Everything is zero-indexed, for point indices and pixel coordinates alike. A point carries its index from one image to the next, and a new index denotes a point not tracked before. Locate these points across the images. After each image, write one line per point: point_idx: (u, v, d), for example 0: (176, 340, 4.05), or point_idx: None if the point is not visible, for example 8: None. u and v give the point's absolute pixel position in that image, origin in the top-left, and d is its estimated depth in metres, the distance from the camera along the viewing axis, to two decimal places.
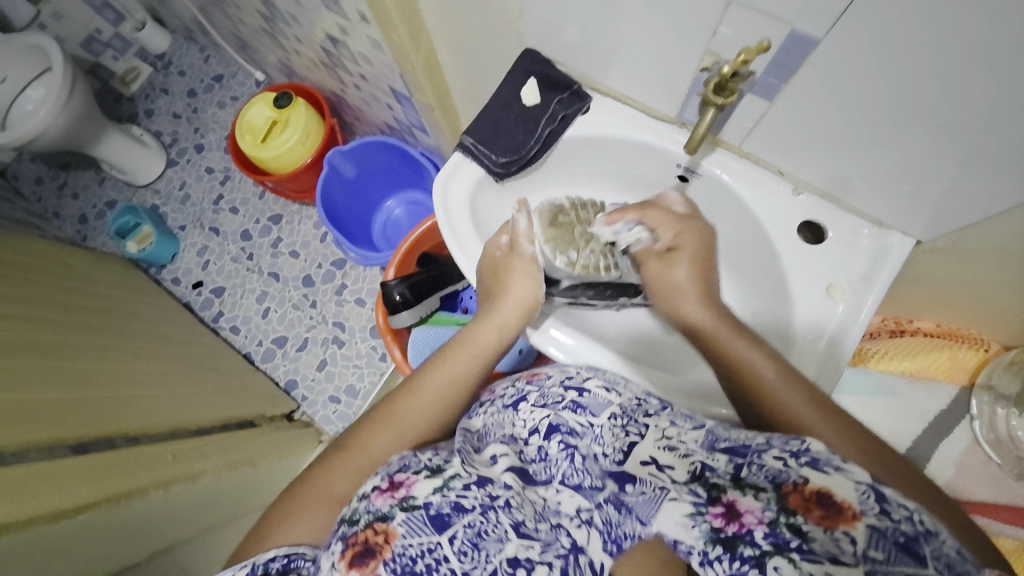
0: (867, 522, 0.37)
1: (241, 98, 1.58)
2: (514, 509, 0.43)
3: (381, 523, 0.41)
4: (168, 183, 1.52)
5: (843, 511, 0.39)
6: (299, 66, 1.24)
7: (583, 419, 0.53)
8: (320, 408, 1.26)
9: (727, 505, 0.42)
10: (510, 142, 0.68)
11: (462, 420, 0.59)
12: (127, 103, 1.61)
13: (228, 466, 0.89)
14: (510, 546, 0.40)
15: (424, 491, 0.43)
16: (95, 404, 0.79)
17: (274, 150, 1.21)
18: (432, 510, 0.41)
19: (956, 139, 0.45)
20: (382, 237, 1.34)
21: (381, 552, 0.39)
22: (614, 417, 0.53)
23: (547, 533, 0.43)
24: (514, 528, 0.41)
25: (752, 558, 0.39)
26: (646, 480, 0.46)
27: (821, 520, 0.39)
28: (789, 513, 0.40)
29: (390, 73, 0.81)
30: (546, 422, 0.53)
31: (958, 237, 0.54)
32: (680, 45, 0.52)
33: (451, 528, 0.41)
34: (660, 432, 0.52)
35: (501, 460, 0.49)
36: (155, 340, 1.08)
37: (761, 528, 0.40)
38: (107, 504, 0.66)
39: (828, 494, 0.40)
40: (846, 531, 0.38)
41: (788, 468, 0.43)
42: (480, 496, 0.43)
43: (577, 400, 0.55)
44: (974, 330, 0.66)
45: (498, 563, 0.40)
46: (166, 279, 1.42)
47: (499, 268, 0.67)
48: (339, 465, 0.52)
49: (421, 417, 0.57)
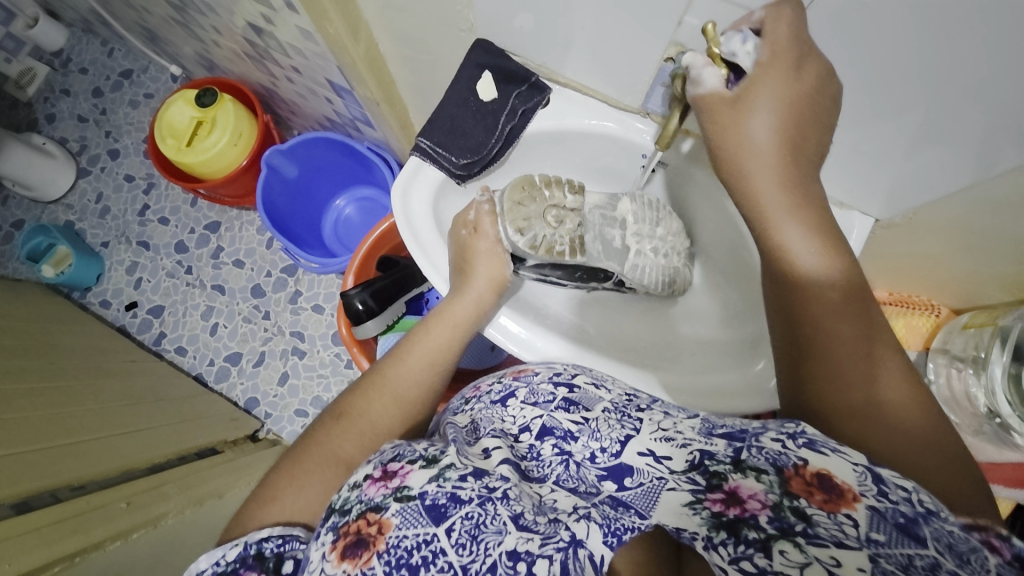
0: (867, 504, 0.32)
1: (156, 95, 1.42)
2: (513, 499, 0.38)
3: (374, 513, 0.37)
4: (82, 195, 1.36)
5: (843, 494, 0.33)
6: (220, 58, 1.12)
7: (577, 416, 0.46)
8: (287, 424, 1.20)
9: (728, 491, 0.36)
10: (470, 143, 0.65)
11: (447, 417, 0.53)
12: (23, 109, 1.41)
13: (192, 503, 0.81)
14: (509, 538, 0.35)
15: (420, 480, 0.39)
16: (31, 460, 0.70)
17: (202, 154, 1.09)
18: (428, 500, 0.37)
19: (919, 121, 0.45)
20: (335, 238, 1.26)
21: (375, 544, 0.36)
22: (608, 411, 0.47)
23: (546, 526, 0.37)
24: (513, 520, 0.36)
25: (757, 542, 0.33)
26: (644, 470, 0.40)
27: (822, 505, 0.33)
28: (791, 496, 0.34)
29: (326, 65, 0.74)
30: (539, 422, 0.47)
31: (916, 214, 0.56)
32: (643, 33, 0.50)
33: (449, 519, 0.36)
34: (655, 425, 0.44)
35: (493, 454, 0.43)
36: (91, 375, 0.98)
37: (765, 513, 0.34)
38: (61, 565, 0.58)
39: (827, 477, 0.34)
40: (849, 513, 0.32)
41: (787, 450, 0.36)
42: (478, 486, 0.38)
43: (569, 397, 0.49)
44: (925, 297, 0.73)
45: (497, 557, 0.35)
46: (94, 303, 1.28)
47: (464, 248, 0.64)
48: (338, 429, 0.50)
49: (413, 383, 0.56)
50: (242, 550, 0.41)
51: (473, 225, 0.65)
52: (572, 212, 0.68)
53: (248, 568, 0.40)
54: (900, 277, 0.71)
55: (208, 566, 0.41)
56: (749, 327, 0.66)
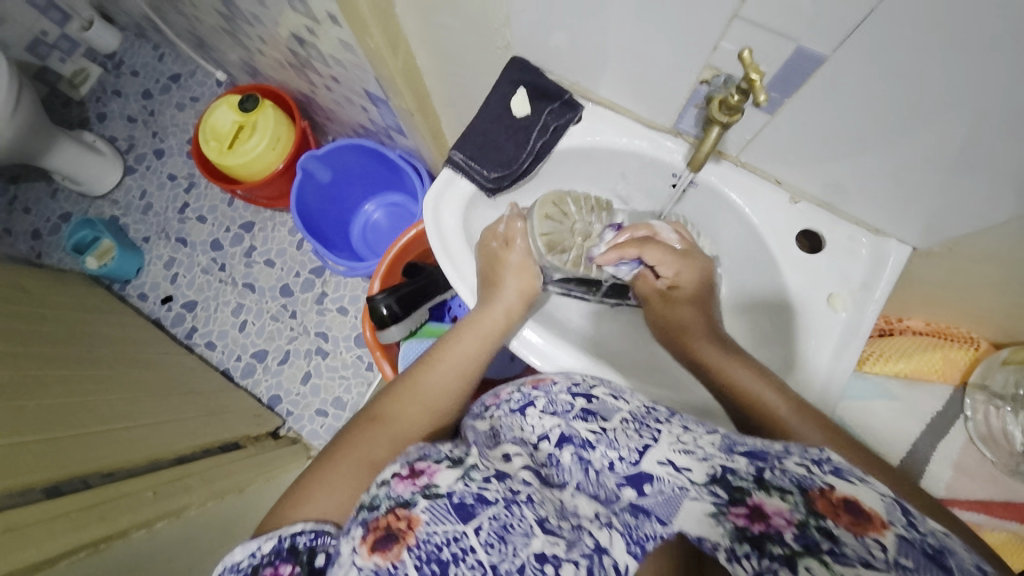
0: (896, 531, 0.33)
1: (200, 98, 1.49)
2: (537, 504, 0.39)
3: (404, 509, 0.37)
4: (128, 192, 1.43)
5: (872, 519, 0.34)
6: (264, 66, 1.17)
7: (595, 426, 0.46)
8: (307, 422, 1.22)
9: (752, 506, 0.37)
10: (501, 157, 0.66)
11: (467, 421, 0.53)
12: (78, 108, 1.50)
13: (215, 496, 0.84)
14: (536, 541, 0.36)
15: (448, 479, 0.39)
16: (64, 446, 0.74)
17: (241, 157, 1.14)
18: (456, 498, 0.37)
19: (960, 152, 0.45)
20: (363, 242, 1.30)
21: (406, 538, 0.36)
22: (626, 421, 0.47)
23: (571, 532, 0.38)
24: (539, 523, 0.37)
25: (780, 557, 0.34)
26: (664, 478, 0.40)
27: (850, 527, 0.34)
28: (817, 516, 0.35)
29: (364, 76, 0.76)
30: (557, 430, 0.47)
31: (955, 245, 0.54)
32: (677, 57, 0.50)
33: (477, 519, 0.36)
34: (674, 436, 0.44)
35: (514, 459, 0.44)
36: (127, 364, 1.03)
37: (790, 530, 0.35)
38: (87, 550, 0.61)
39: (856, 502, 0.35)
40: (877, 538, 0.33)
41: (813, 474, 0.37)
42: (503, 489, 0.39)
43: (586, 408, 0.49)
44: (963, 329, 0.70)
45: (526, 559, 0.35)
46: (132, 295, 1.34)
47: (495, 260, 0.65)
48: (369, 432, 0.52)
49: (442, 391, 0.57)
50: (277, 543, 0.43)
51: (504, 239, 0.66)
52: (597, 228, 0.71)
53: (284, 560, 0.41)
54: (934, 308, 0.69)
55: (244, 558, 0.42)
56: (773, 352, 0.64)
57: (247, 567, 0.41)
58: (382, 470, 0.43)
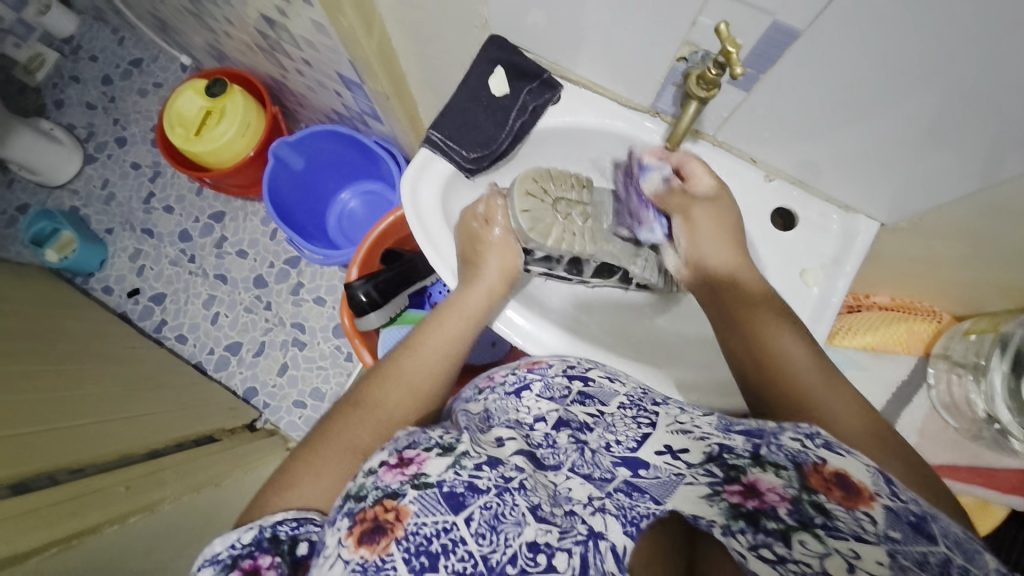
0: (883, 502, 0.34)
1: (165, 84, 1.42)
2: (530, 490, 0.39)
3: (392, 500, 0.37)
4: (88, 181, 1.36)
5: (860, 493, 0.34)
6: (231, 49, 1.12)
7: (592, 409, 0.48)
8: (285, 415, 1.20)
9: (747, 484, 0.37)
10: (480, 137, 0.65)
11: (459, 404, 0.53)
12: (31, 94, 1.42)
13: (189, 490, 0.82)
14: (528, 529, 0.36)
15: (437, 468, 0.39)
16: (29, 442, 0.71)
17: (210, 143, 1.10)
18: (446, 488, 0.37)
19: (924, 128, 0.46)
20: (339, 231, 1.27)
21: (394, 530, 0.36)
22: (624, 407, 0.47)
23: (563, 519, 0.38)
24: (531, 512, 0.37)
25: (776, 532, 0.34)
26: (661, 466, 0.41)
27: (842, 501, 0.34)
28: (811, 491, 0.35)
29: (337, 58, 0.74)
30: (555, 414, 0.47)
31: (920, 219, 0.57)
32: (658, 35, 0.51)
33: (467, 509, 0.36)
34: (672, 418, 0.45)
35: (507, 444, 0.44)
36: (94, 360, 0.98)
37: (785, 506, 0.35)
38: (59, 546, 0.59)
39: (846, 475, 0.35)
40: (866, 511, 0.33)
41: (806, 448, 0.37)
42: (495, 476, 0.38)
43: (583, 391, 0.50)
44: (926, 304, 0.74)
45: (518, 548, 0.35)
46: (96, 289, 1.29)
47: (475, 239, 0.64)
48: (355, 417, 0.51)
49: (427, 373, 0.56)
50: (258, 534, 0.42)
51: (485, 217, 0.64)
52: (581, 205, 0.65)
53: (264, 552, 0.41)
54: (901, 283, 0.72)
55: (223, 549, 0.41)
56: None
57: (226, 558, 0.41)
58: (366, 461, 0.43)
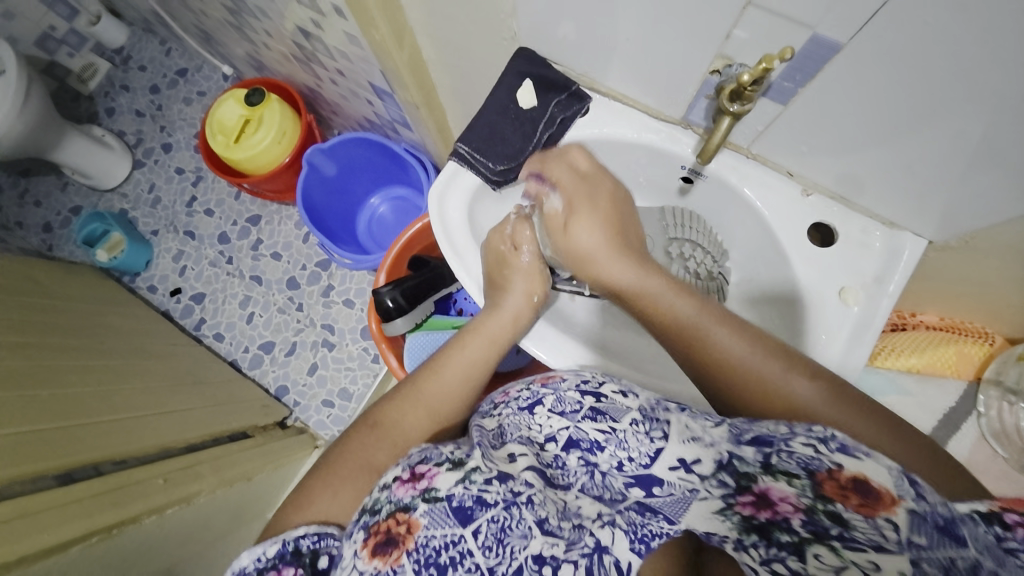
0: (906, 507, 0.32)
1: (207, 92, 1.49)
2: (538, 504, 0.39)
3: (403, 513, 0.38)
4: (137, 185, 1.44)
5: (881, 498, 0.34)
6: (269, 60, 1.17)
7: (604, 426, 0.46)
8: (313, 413, 1.23)
9: (758, 494, 0.38)
10: (508, 150, 0.66)
11: (474, 420, 0.51)
12: (86, 102, 1.51)
13: (224, 484, 0.86)
14: (535, 542, 0.37)
15: (447, 482, 0.40)
16: (78, 434, 0.75)
17: (248, 151, 1.15)
18: (455, 502, 0.38)
19: (984, 147, 0.44)
20: (368, 236, 1.30)
21: (405, 542, 0.37)
22: (637, 424, 0.45)
23: (571, 532, 0.39)
24: (538, 525, 0.38)
25: (789, 545, 0.35)
26: (673, 482, 0.42)
27: (859, 509, 0.34)
28: (825, 500, 0.35)
29: (369, 69, 0.76)
30: (565, 433, 0.47)
31: (972, 237, 0.54)
32: (689, 47, 0.50)
33: (475, 522, 0.37)
34: (682, 425, 0.44)
35: (518, 459, 0.44)
36: (138, 355, 1.04)
37: (799, 517, 0.36)
38: (100, 535, 0.63)
39: (864, 481, 0.35)
40: (887, 517, 0.33)
41: (820, 455, 0.37)
42: (503, 490, 0.39)
43: (596, 407, 0.48)
44: (979, 325, 0.73)
45: (523, 560, 0.37)
46: (142, 287, 1.36)
47: (505, 263, 0.64)
48: (373, 438, 0.51)
49: (450, 396, 0.56)
50: (281, 547, 0.44)
51: (515, 243, 0.64)
52: None
53: (287, 564, 0.43)
54: (948, 301, 0.70)
55: (249, 562, 0.43)
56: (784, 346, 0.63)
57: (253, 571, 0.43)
58: (382, 476, 0.43)
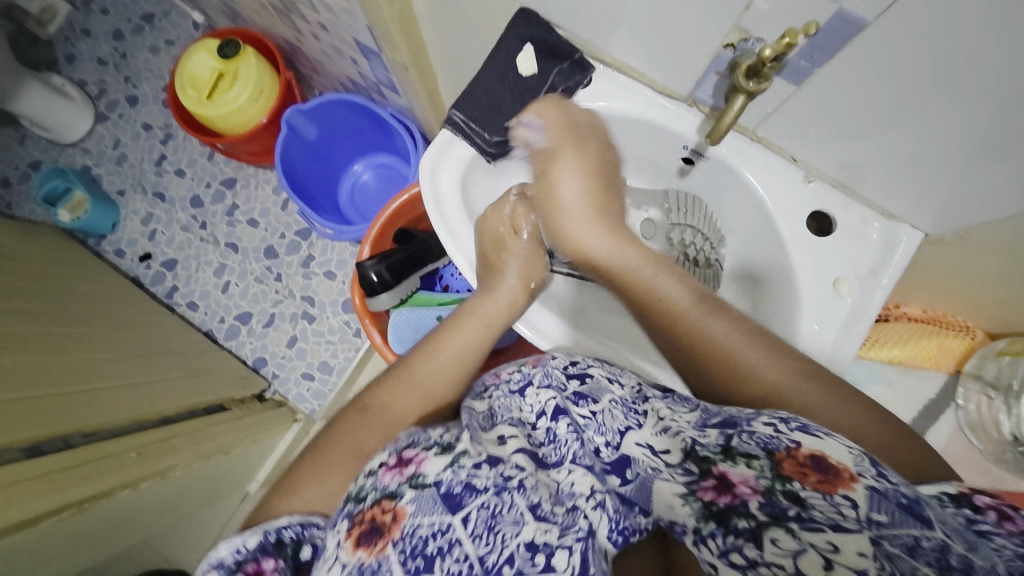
0: (865, 483, 0.33)
1: (177, 42, 1.38)
2: (530, 490, 0.39)
3: (389, 500, 0.37)
4: (100, 141, 1.34)
5: (839, 474, 0.34)
6: (245, 9, 1.08)
7: (585, 410, 0.47)
8: (292, 386, 1.20)
9: (718, 477, 0.37)
10: (507, 119, 0.64)
11: (465, 400, 0.51)
12: (42, 47, 1.38)
13: (200, 457, 0.84)
14: (527, 529, 0.36)
15: (436, 467, 0.38)
16: (43, 405, 0.71)
17: (223, 108, 1.07)
18: (443, 488, 0.37)
19: (993, 144, 0.43)
20: (351, 206, 1.25)
21: (391, 532, 0.36)
22: (614, 405, 0.48)
23: (565, 516, 0.38)
24: (530, 510, 0.37)
25: (746, 532, 0.35)
26: (640, 460, 0.43)
27: (818, 486, 0.34)
28: (784, 479, 0.35)
29: (355, 24, 0.70)
30: (552, 404, 0.47)
31: (967, 233, 0.54)
32: (705, 20, 0.47)
33: (465, 509, 0.36)
34: (657, 416, 0.46)
35: (508, 442, 0.43)
36: (107, 323, 0.99)
37: (756, 499, 0.35)
38: (71, 510, 0.61)
39: (822, 458, 0.35)
40: (845, 493, 0.33)
41: (779, 433, 0.37)
42: (493, 476, 0.38)
43: (579, 390, 0.49)
44: (960, 318, 0.76)
45: (515, 548, 0.35)
46: (108, 251, 1.28)
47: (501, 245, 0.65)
48: (363, 423, 0.50)
49: (441, 380, 0.54)
50: (262, 537, 0.41)
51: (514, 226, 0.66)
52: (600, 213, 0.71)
53: (269, 555, 0.40)
54: (937, 294, 0.71)
55: (228, 553, 0.40)
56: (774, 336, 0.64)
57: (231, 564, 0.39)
58: (371, 459, 0.42)
